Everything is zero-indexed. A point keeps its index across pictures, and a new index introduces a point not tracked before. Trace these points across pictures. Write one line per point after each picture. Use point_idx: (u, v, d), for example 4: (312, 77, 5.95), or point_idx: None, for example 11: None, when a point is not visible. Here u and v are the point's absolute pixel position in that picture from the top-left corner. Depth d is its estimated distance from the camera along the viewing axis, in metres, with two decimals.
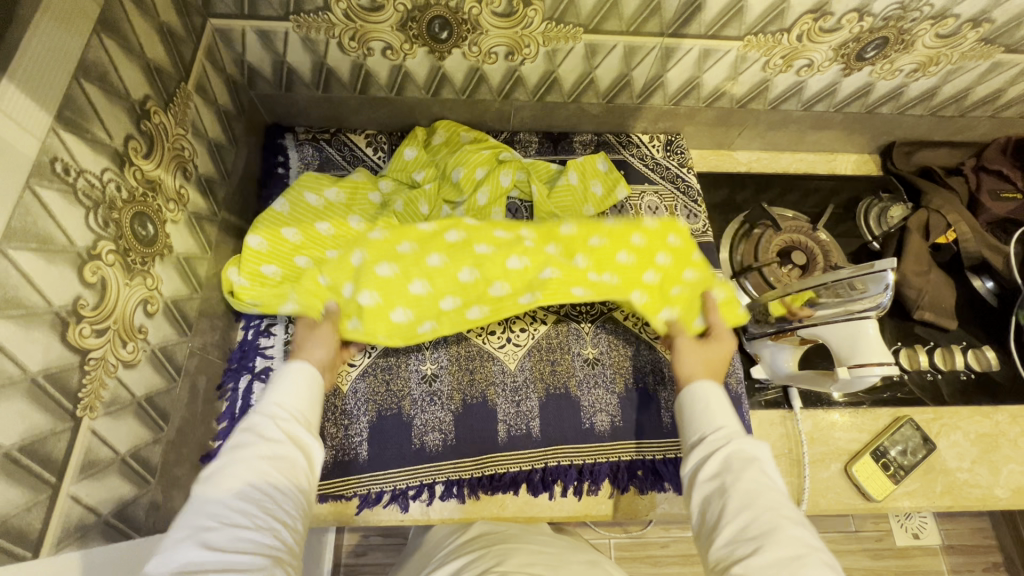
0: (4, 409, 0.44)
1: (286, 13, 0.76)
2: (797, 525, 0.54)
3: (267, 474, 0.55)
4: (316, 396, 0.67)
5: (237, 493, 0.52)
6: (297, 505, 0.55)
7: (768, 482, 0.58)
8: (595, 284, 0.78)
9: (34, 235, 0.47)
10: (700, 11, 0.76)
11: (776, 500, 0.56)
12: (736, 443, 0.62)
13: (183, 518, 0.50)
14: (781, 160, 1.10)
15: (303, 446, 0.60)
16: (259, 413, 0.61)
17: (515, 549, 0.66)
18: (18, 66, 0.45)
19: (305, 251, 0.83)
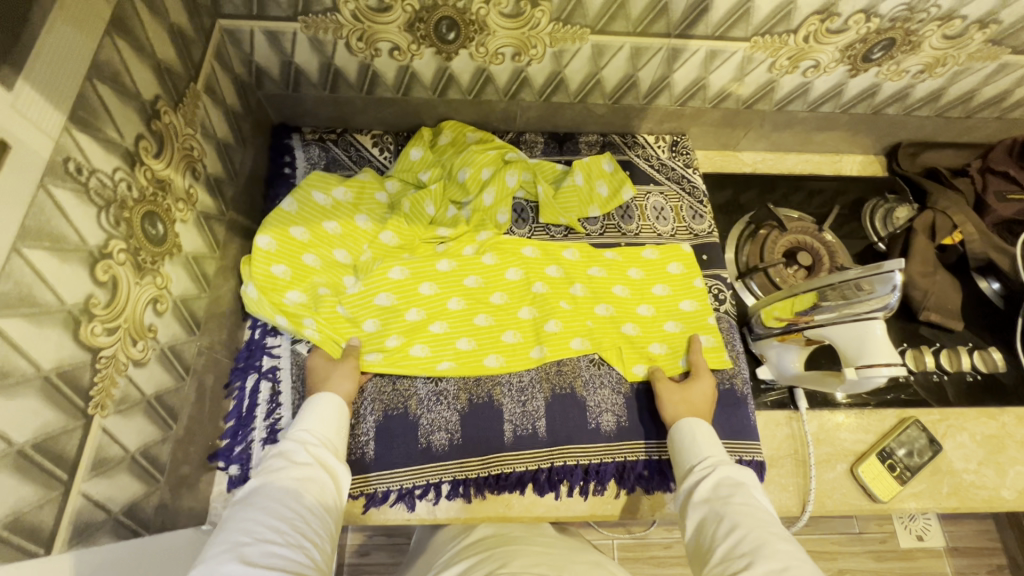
0: (17, 406, 0.45)
1: (295, 14, 0.76)
2: (785, 541, 0.54)
3: (297, 496, 0.57)
4: (338, 428, 0.70)
5: (271, 511, 0.54)
6: (325, 526, 0.57)
7: (757, 506, 0.60)
8: (600, 320, 0.88)
9: (48, 234, 0.47)
10: (707, 12, 0.76)
11: (764, 520, 0.57)
12: (723, 470, 0.65)
13: (218, 539, 0.51)
14: (787, 161, 1.10)
15: (330, 471, 0.63)
16: (290, 439, 0.65)
17: (514, 555, 0.65)
18: (33, 66, 0.45)
19: (313, 250, 0.86)
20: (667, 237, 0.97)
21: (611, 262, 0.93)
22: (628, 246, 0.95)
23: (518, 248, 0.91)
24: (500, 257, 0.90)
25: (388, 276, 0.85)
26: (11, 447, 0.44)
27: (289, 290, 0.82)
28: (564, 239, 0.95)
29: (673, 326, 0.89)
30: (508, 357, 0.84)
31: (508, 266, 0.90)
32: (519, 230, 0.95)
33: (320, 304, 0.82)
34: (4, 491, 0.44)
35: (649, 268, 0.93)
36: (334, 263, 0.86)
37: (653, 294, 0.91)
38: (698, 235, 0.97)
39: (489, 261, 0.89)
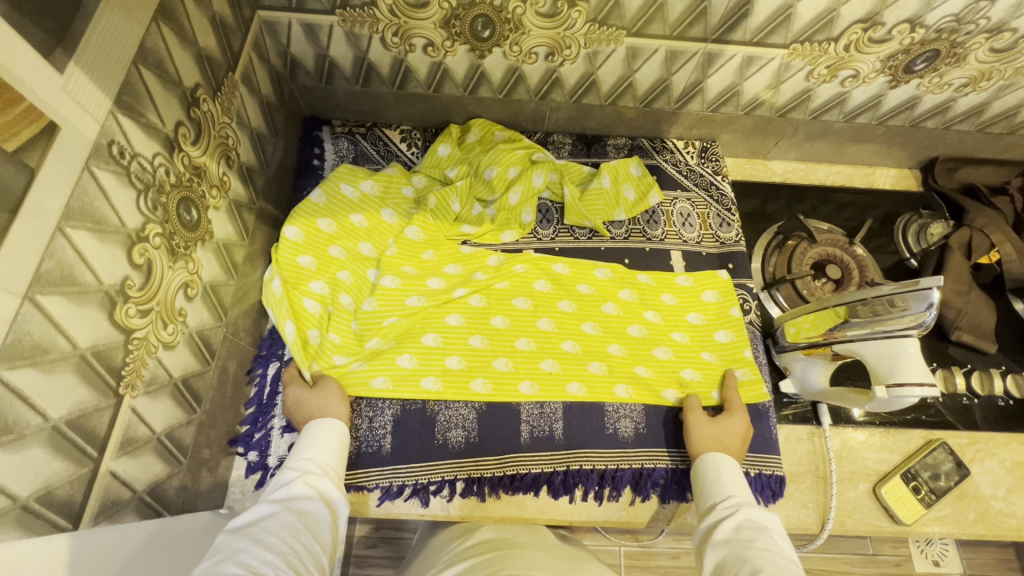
0: (53, 381, 0.45)
1: (333, 8, 0.77)
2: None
3: (295, 529, 0.56)
4: (339, 457, 0.70)
5: (265, 544, 0.52)
6: (316, 562, 0.55)
7: (783, 555, 0.57)
8: (630, 339, 0.87)
9: (89, 215, 0.48)
10: (747, 17, 0.75)
11: (789, 569, 0.54)
12: (747, 511, 0.63)
13: (210, 567, 0.49)
14: (818, 172, 1.08)
15: (328, 505, 0.62)
16: (290, 469, 0.64)
17: (525, 555, 0.66)
18: (85, 49, 0.46)
19: (337, 241, 0.86)
20: (692, 244, 0.96)
21: (644, 286, 0.92)
22: (661, 272, 0.94)
23: (530, 280, 0.90)
24: (514, 285, 0.90)
25: (405, 304, 0.85)
26: (47, 422, 0.45)
27: (312, 282, 0.83)
28: (588, 241, 0.95)
29: (710, 355, 0.88)
30: (495, 384, 0.82)
31: (517, 293, 0.89)
32: (544, 231, 0.95)
33: (340, 293, 0.84)
34: (39, 464, 0.44)
35: (683, 295, 0.92)
36: (358, 255, 0.87)
37: (687, 322, 0.90)
38: (725, 244, 0.96)
39: (503, 287, 0.89)
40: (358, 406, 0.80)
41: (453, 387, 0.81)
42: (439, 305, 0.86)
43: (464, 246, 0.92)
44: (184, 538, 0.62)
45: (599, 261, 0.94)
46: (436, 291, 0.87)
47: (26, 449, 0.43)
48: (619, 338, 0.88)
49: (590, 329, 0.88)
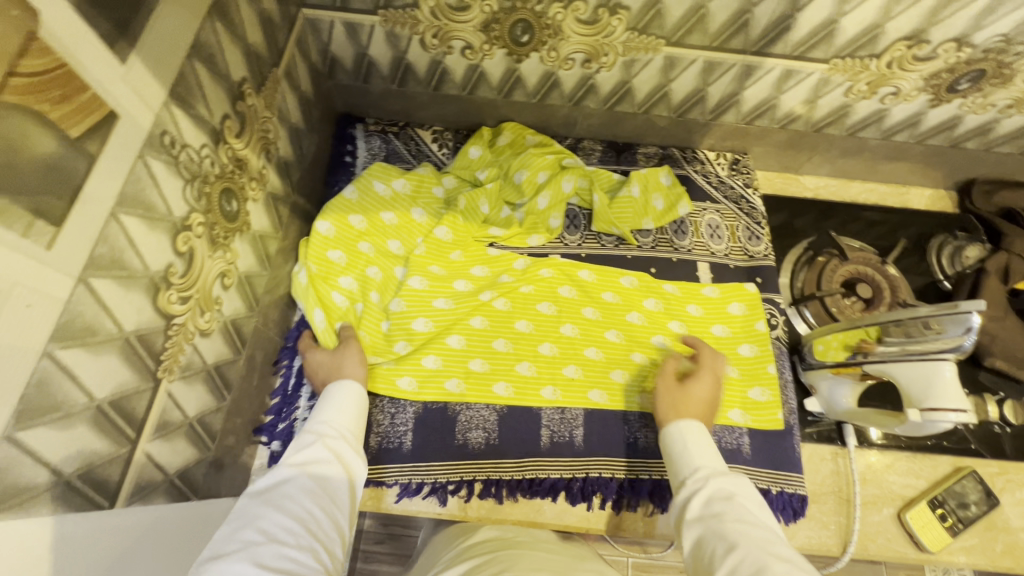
0: (99, 363, 0.46)
1: (376, 8, 0.78)
2: (786, 563, 0.49)
3: (313, 494, 0.56)
4: (358, 417, 0.70)
5: (284, 509, 0.53)
6: (336, 526, 0.56)
7: (756, 521, 0.54)
8: (654, 350, 0.87)
9: (139, 203, 0.49)
10: (790, 31, 0.75)
11: (768, 538, 0.52)
12: (714, 482, 0.59)
13: (231, 533, 0.50)
14: (851, 189, 1.06)
15: (347, 466, 0.62)
16: (309, 430, 0.64)
17: (529, 556, 0.63)
18: (146, 41, 0.47)
19: (367, 238, 0.87)
20: (719, 256, 0.96)
21: (670, 295, 0.92)
22: (688, 282, 0.93)
23: (555, 285, 0.90)
24: (540, 289, 0.90)
25: (431, 304, 0.86)
26: (91, 402, 0.46)
27: (342, 277, 0.84)
28: (615, 248, 0.95)
29: (731, 370, 0.87)
30: (517, 388, 0.83)
31: (542, 298, 0.90)
32: (571, 237, 0.95)
33: (369, 290, 0.85)
34: (83, 442, 0.46)
35: (709, 306, 0.91)
36: (387, 251, 0.88)
37: (712, 334, 0.90)
38: (754, 257, 0.95)
39: (527, 291, 0.90)
40: (381, 402, 0.81)
41: (475, 390, 0.83)
42: (463, 307, 0.87)
43: (490, 246, 0.93)
44: (180, 527, 0.56)
45: (626, 269, 0.94)
46: (460, 293, 0.88)
47: (71, 427, 0.44)
48: (643, 347, 0.88)
49: (614, 337, 0.88)
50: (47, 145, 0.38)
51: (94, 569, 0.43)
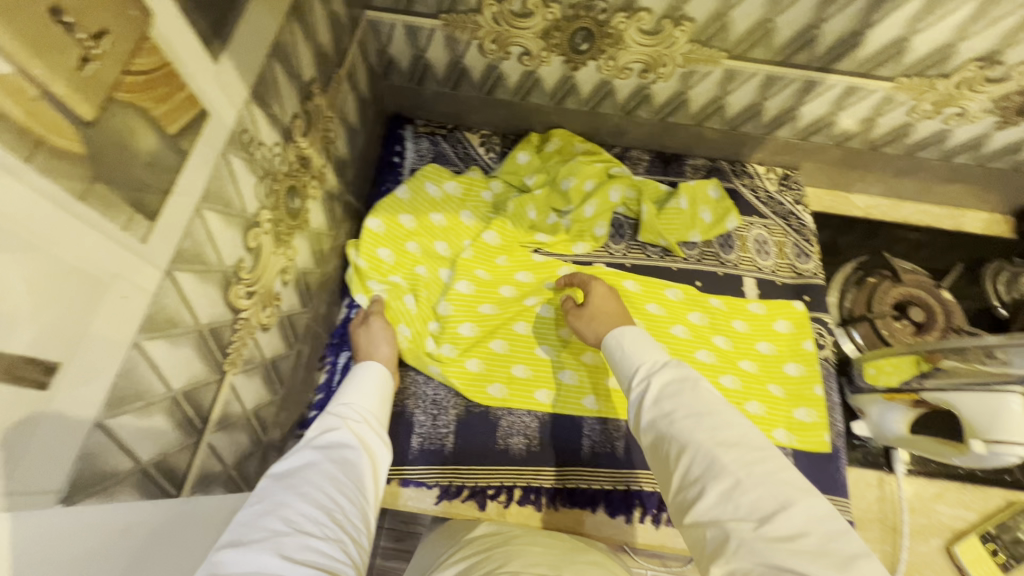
0: (177, 354, 0.47)
1: (438, 12, 0.79)
2: (737, 447, 0.46)
3: (339, 480, 0.52)
4: (379, 401, 0.68)
5: (309, 496, 0.49)
6: (362, 519, 0.52)
7: (703, 405, 0.50)
8: (700, 364, 0.86)
9: (219, 199, 0.50)
10: (858, 48, 0.73)
11: (718, 423, 0.48)
12: (659, 377, 0.55)
13: (253, 519, 0.46)
14: (903, 210, 1.03)
15: (371, 454, 0.59)
16: (331, 414, 0.61)
17: (521, 552, 0.59)
18: (236, 43, 0.48)
19: (416, 238, 0.88)
20: (767, 272, 0.94)
21: (716, 310, 0.91)
22: (734, 297, 0.92)
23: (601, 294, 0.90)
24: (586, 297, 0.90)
25: (476, 309, 0.87)
26: (169, 392, 0.47)
27: (392, 276, 0.85)
28: (660, 259, 0.94)
29: (776, 389, 0.86)
30: (559, 396, 0.83)
31: None
32: (616, 246, 0.95)
33: (417, 289, 0.86)
34: (158, 431, 0.46)
35: (755, 322, 0.90)
36: (434, 253, 0.89)
37: (757, 351, 0.89)
38: (802, 275, 0.94)
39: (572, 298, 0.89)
40: (424, 403, 0.82)
41: (518, 396, 0.83)
42: (508, 311, 0.87)
43: (535, 252, 0.92)
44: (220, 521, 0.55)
45: (671, 281, 0.93)
46: (505, 297, 0.88)
47: (149, 417, 0.45)
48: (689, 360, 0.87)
49: None
50: (149, 142, 0.39)
51: (116, 569, 0.39)
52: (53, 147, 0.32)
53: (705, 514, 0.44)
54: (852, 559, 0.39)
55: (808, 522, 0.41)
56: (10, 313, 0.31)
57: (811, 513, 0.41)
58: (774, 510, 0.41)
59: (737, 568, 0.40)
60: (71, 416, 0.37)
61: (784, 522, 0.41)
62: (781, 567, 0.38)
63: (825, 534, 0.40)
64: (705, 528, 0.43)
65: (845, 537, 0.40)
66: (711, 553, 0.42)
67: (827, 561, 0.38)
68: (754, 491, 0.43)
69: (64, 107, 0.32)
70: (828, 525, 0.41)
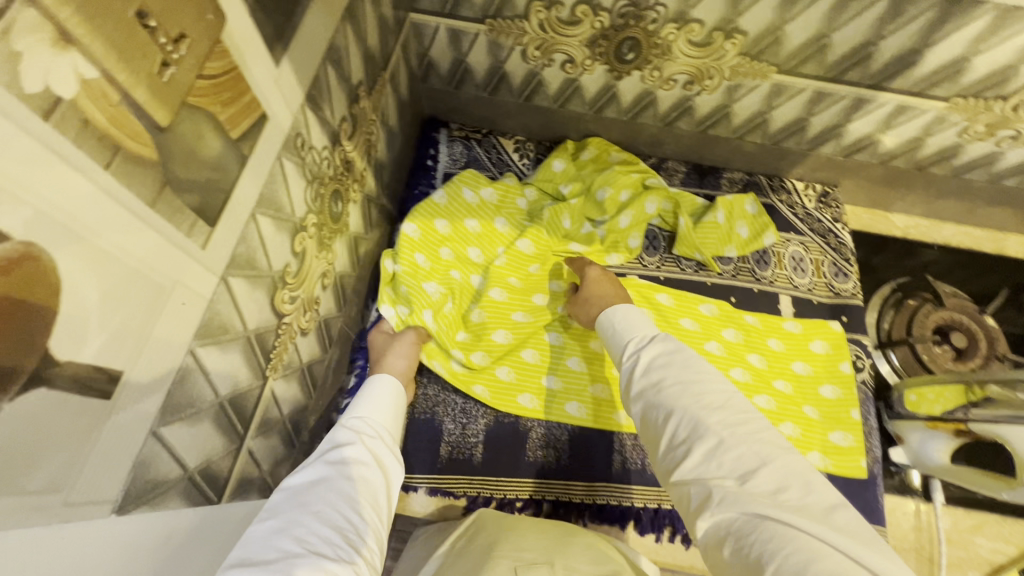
0: (227, 360, 0.47)
1: (484, 16, 0.77)
2: (720, 412, 0.52)
3: (353, 497, 0.51)
4: (392, 413, 0.66)
5: (322, 515, 0.48)
6: (375, 539, 0.50)
7: (691, 375, 0.56)
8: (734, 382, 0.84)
9: (272, 203, 0.49)
10: (914, 66, 0.72)
11: (703, 392, 0.54)
12: (651, 350, 0.61)
13: (264, 538, 0.45)
14: (943, 231, 1.01)
15: (385, 471, 0.58)
16: (345, 427, 0.60)
17: (505, 545, 0.60)
18: (296, 46, 0.48)
19: (449, 244, 0.87)
20: (803, 290, 0.92)
21: (751, 327, 0.89)
22: (769, 315, 0.91)
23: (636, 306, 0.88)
24: None
25: (509, 317, 0.86)
26: (216, 399, 0.46)
27: (426, 281, 0.84)
28: (695, 274, 0.93)
29: (811, 411, 0.84)
30: (590, 409, 0.82)
31: None
32: (650, 258, 0.93)
33: (450, 296, 0.85)
34: (204, 438, 0.46)
35: (790, 341, 0.88)
36: (467, 259, 0.88)
37: (792, 371, 0.87)
38: (840, 295, 0.92)
39: None
40: (454, 411, 0.81)
41: (549, 407, 0.82)
42: (540, 320, 0.86)
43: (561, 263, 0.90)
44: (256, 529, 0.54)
45: (705, 296, 0.91)
46: (537, 307, 0.87)
47: (198, 424, 0.44)
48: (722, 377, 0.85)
49: None
50: (214, 147, 0.39)
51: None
52: (129, 153, 0.31)
53: (691, 470, 0.50)
54: (830, 511, 0.45)
55: (788, 478, 0.47)
56: (83, 323, 0.30)
57: (785, 466, 0.48)
58: (755, 466, 0.48)
59: (723, 517, 0.47)
60: (131, 424, 0.36)
61: (762, 477, 0.47)
62: (761, 514, 0.45)
63: (802, 488, 0.47)
64: (690, 484, 0.50)
65: (819, 491, 0.47)
66: (698, 507, 0.49)
67: (806, 513, 0.45)
68: (735, 450, 0.49)
69: (142, 112, 0.31)
70: (801, 477, 0.48)
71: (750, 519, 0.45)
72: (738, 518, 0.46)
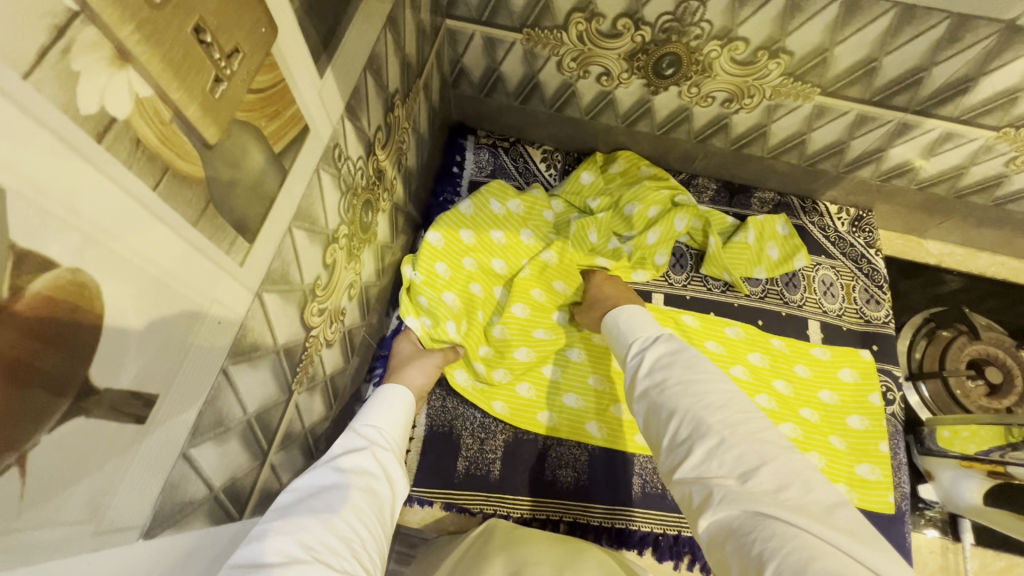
0: (256, 376, 0.45)
1: (522, 25, 0.76)
2: (724, 410, 0.46)
3: (364, 506, 0.47)
4: (402, 426, 0.62)
5: (330, 520, 0.43)
6: (379, 555, 0.46)
7: (695, 373, 0.50)
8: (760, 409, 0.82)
9: (308, 216, 0.48)
10: (965, 94, 0.70)
11: (706, 390, 0.48)
12: (656, 347, 0.55)
13: (264, 539, 0.40)
14: (978, 260, 0.99)
15: (394, 484, 0.53)
16: (356, 433, 0.56)
17: (513, 557, 0.59)
18: (339, 57, 0.47)
19: (473, 254, 0.85)
20: (833, 316, 0.90)
21: (778, 351, 0.87)
22: (797, 340, 0.88)
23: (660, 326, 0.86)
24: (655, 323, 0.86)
25: (531, 334, 0.84)
26: (244, 416, 0.45)
27: (445, 292, 0.82)
28: (721, 294, 0.91)
29: (838, 442, 0.81)
30: (610, 431, 0.81)
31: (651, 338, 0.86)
32: (676, 276, 0.92)
33: (473, 308, 0.83)
34: (231, 455, 0.45)
35: (818, 369, 0.86)
36: (490, 270, 0.86)
37: (819, 400, 0.84)
38: (871, 322, 0.90)
39: None
40: (472, 426, 0.80)
41: (569, 425, 0.81)
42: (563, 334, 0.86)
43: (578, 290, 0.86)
44: None
45: (732, 318, 0.89)
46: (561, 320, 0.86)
47: (225, 442, 0.43)
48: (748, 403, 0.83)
49: None
50: (258, 161, 0.38)
51: None
52: (178, 172, 0.30)
53: (691, 471, 0.45)
54: (831, 510, 0.40)
55: (789, 476, 0.42)
56: (122, 348, 0.29)
57: (790, 466, 0.43)
58: (756, 465, 0.43)
59: (723, 516, 0.42)
60: (160, 447, 0.35)
61: (765, 477, 0.42)
62: (764, 514, 0.40)
63: (805, 486, 0.42)
64: (691, 485, 0.44)
65: (821, 489, 0.42)
66: (698, 507, 0.44)
67: (806, 512, 0.40)
68: (737, 449, 0.43)
69: (193, 131, 0.30)
70: (807, 476, 0.42)
71: (751, 517, 0.40)
72: (740, 517, 0.41)
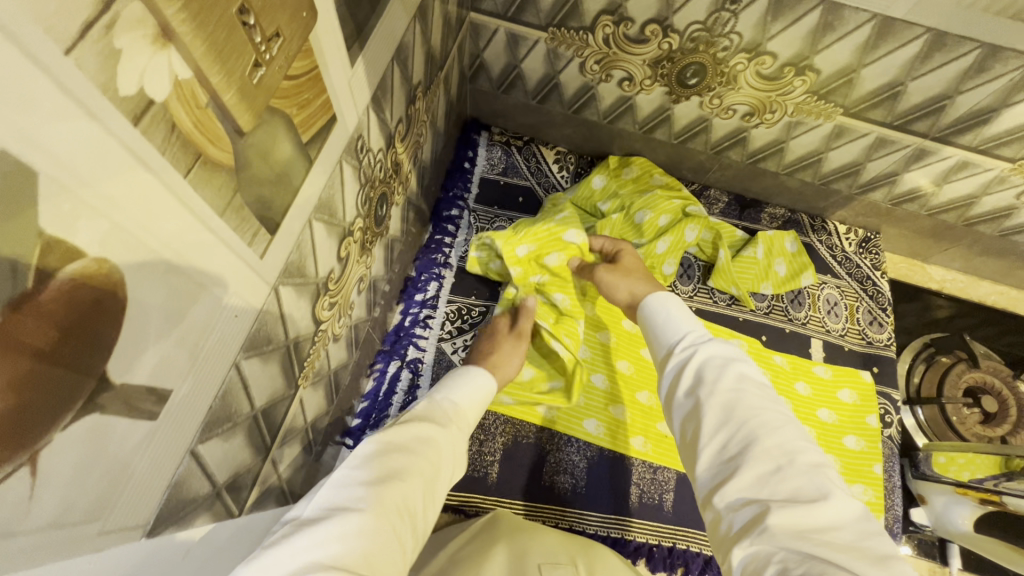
0: (266, 370, 0.44)
1: (548, 24, 0.74)
2: (780, 434, 0.44)
3: (429, 475, 0.46)
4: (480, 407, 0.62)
5: (415, 478, 0.45)
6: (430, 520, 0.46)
7: (753, 388, 0.48)
8: None
9: (327, 209, 0.46)
10: (985, 124, 0.70)
11: (761, 406, 0.46)
12: (706, 349, 0.53)
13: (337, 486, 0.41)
14: (980, 288, 1.00)
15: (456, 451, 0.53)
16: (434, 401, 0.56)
17: (516, 546, 0.58)
18: (370, 47, 0.45)
19: (530, 242, 0.81)
20: (836, 336, 0.90)
21: (779, 368, 0.86)
22: (799, 357, 0.88)
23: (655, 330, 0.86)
24: None
25: None
26: (251, 411, 0.44)
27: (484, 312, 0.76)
28: (727, 308, 0.91)
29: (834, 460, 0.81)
30: (609, 429, 0.80)
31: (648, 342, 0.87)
32: (683, 287, 0.91)
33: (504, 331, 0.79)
34: (234, 452, 0.43)
35: (818, 387, 0.86)
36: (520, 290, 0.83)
37: (817, 417, 0.84)
38: (873, 344, 0.90)
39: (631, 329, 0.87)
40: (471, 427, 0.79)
41: (570, 421, 0.80)
42: None
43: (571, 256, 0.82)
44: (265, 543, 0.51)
45: (736, 332, 0.89)
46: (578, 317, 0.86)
47: (231, 438, 0.42)
48: None
49: None
50: (286, 151, 0.36)
51: None
52: (209, 159, 0.28)
53: (737, 494, 0.42)
54: (886, 559, 0.37)
55: (842, 519, 0.40)
56: (142, 345, 0.28)
57: (846, 510, 0.40)
58: (812, 498, 0.40)
59: (762, 548, 0.38)
60: (170, 442, 0.33)
61: (819, 515, 0.39)
62: (810, 555, 0.37)
63: (858, 532, 0.39)
64: (734, 508, 0.42)
65: (877, 537, 0.39)
66: (736, 534, 0.40)
67: (858, 554, 0.37)
68: (794, 479, 0.41)
69: (227, 116, 0.28)
70: (861, 524, 0.40)
71: (797, 554, 0.37)
72: (781, 553, 0.37)
